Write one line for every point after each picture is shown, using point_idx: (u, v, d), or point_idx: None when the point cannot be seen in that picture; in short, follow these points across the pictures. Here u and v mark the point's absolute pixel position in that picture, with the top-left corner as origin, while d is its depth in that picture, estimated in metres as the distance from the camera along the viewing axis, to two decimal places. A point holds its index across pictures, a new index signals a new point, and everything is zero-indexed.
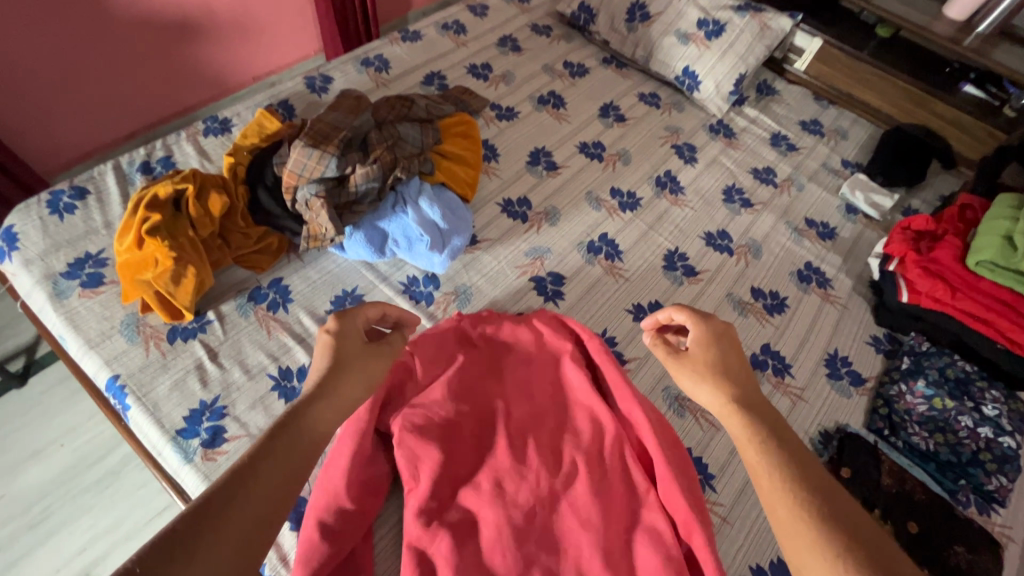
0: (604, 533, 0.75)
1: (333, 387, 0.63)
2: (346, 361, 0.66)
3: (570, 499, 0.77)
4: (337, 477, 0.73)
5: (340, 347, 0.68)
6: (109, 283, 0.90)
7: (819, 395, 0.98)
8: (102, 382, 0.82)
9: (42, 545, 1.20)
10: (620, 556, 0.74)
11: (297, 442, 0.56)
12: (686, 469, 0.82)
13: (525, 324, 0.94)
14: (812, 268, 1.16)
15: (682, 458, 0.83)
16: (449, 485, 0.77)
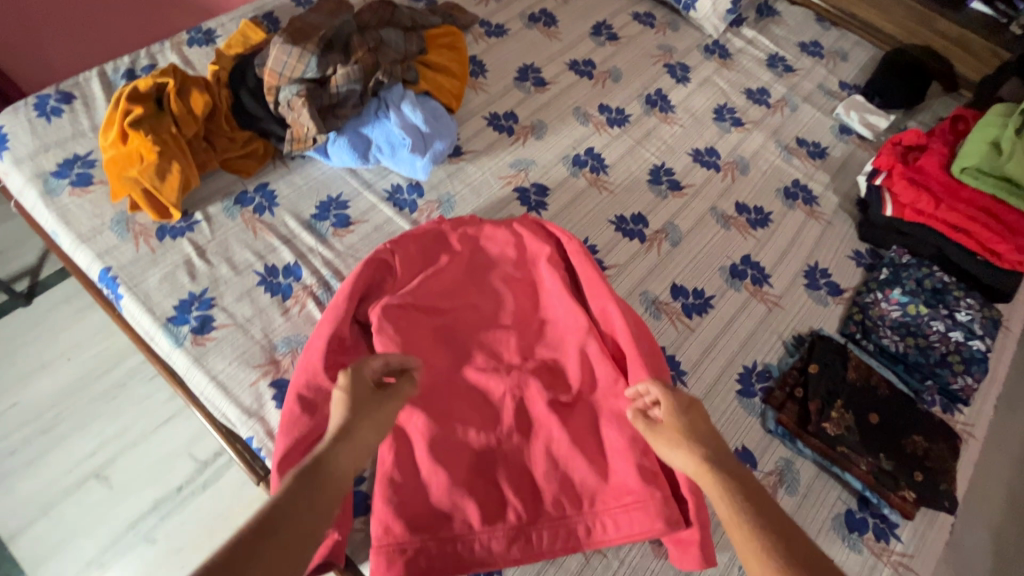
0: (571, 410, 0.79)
1: (348, 438, 0.58)
2: (361, 411, 0.60)
3: (542, 382, 0.81)
4: (317, 357, 0.76)
5: (352, 399, 0.61)
6: (98, 183, 0.92)
7: (796, 303, 1.00)
8: (94, 274, 0.85)
9: (55, 448, 1.28)
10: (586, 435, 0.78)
11: (314, 489, 0.52)
12: (657, 360, 0.84)
13: (504, 225, 0.94)
14: (799, 185, 1.16)
15: (656, 351, 0.85)
16: (426, 370, 0.80)
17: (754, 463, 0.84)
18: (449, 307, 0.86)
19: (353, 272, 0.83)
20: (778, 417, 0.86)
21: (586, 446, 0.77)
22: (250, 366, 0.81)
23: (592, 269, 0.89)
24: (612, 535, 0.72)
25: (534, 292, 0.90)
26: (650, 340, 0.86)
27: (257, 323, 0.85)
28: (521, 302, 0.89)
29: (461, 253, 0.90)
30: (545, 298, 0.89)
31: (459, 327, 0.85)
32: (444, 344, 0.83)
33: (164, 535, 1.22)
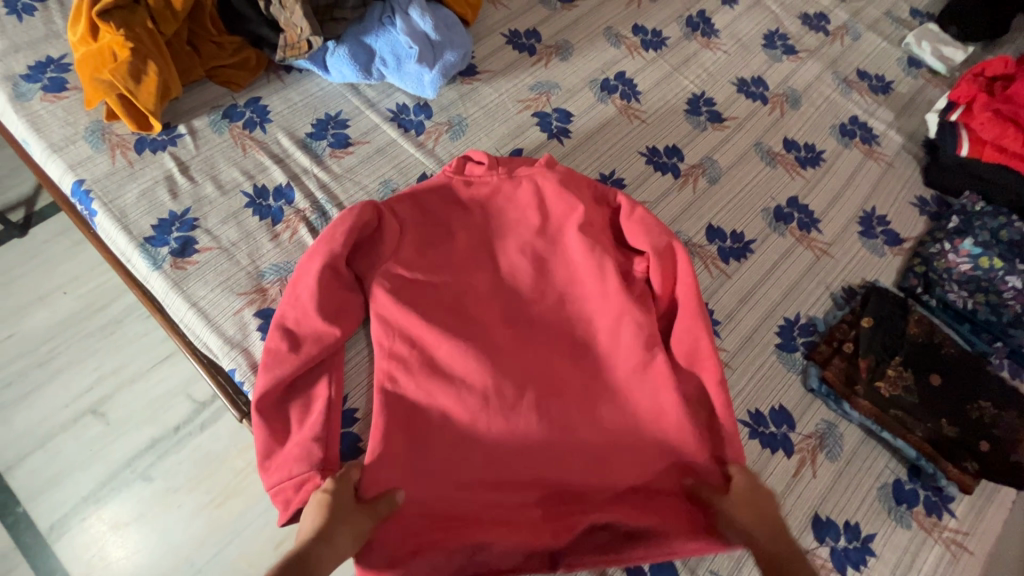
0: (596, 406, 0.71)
1: (326, 542, 0.53)
2: (345, 514, 0.57)
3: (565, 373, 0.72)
4: (305, 297, 0.68)
5: (334, 503, 0.57)
6: (73, 89, 0.83)
7: (849, 252, 0.88)
8: (67, 187, 0.77)
9: (51, 382, 1.24)
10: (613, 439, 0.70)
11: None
12: (694, 330, 0.72)
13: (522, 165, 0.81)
14: (857, 122, 1.02)
15: (698, 320, 0.72)
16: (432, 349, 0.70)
17: (791, 424, 0.75)
18: (453, 258, 0.76)
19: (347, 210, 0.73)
20: (822, 375, 0.76)
21: (613, 450, 0.69)
22: (234, 293, 0.73)
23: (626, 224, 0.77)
24: (644, 550, 0.65)
25: (558, 251, 0.79)
26: (694, 303, 0.73)
27: (244, 248, 0.76)
28: (538, 258, 0.78)
29: (475, 202, 0.79)
30: (569, 259, 0.78)
31: (467, 285, 0.75)
32: (449, 302, 0.74)
33: (161, 473, 1.19)
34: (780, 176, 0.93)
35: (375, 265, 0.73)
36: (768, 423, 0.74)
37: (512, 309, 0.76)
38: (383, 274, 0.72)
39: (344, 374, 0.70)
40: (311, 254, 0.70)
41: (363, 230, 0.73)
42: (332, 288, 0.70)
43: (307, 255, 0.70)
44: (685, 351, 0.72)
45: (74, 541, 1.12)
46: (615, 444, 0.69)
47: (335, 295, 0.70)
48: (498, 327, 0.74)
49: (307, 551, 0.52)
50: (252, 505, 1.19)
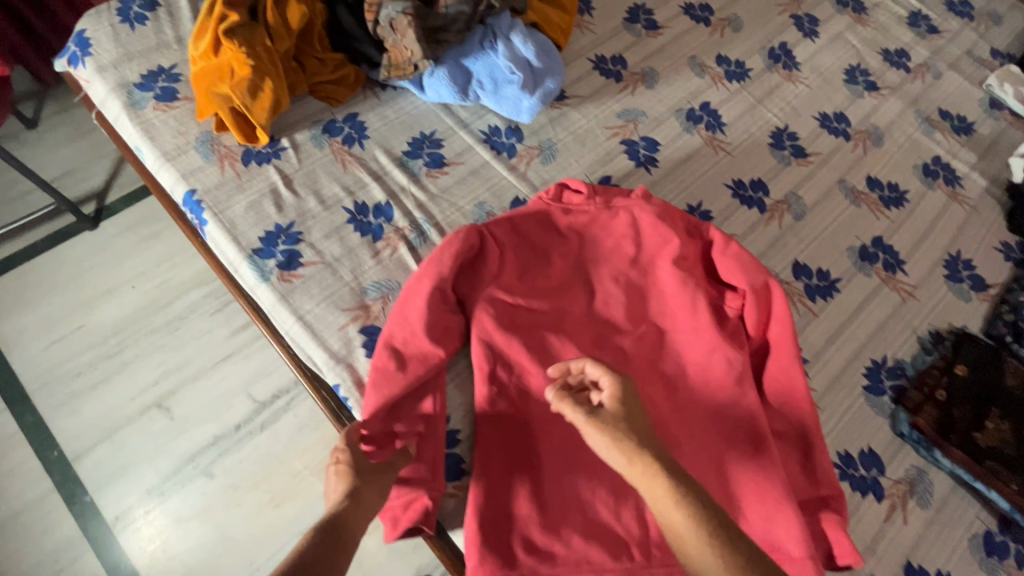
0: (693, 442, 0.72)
1: (356, 504, 0.57)
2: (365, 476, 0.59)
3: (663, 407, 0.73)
4: (416, 317, 0.70)
5: (354, 468, 0.60)
6: (183, 99, 0.85)
7: (935, 295, 0.88)
8: (178, 196, 0.80)
9: (118, 374, 1.27)
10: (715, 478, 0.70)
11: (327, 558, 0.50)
12: (792, 371, 0.73)
13: (617, 196, 0.82)
14: (940, 163, 1.02)
15: (795, 363, 0.73)
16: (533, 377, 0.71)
17: (880, 468, 0.75)
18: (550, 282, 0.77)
19: (453, 233, 0.74)
20: (913, 420, 0.76)
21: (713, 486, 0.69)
22: (339, 309, 0.75)
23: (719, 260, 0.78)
24: None
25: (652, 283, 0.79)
26: (791, 345, 0.73)
27: (346, 263, 0.78)
28: (631, 288, 0.78)
29: (572, 228, 0.80)
30: (665, 291, 0.78)
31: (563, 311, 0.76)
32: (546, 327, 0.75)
33: (221, 471, 1.21)
34: (864, 215, 0.94)
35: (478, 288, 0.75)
36: (857, 466, 0.74)
37: (606, 338, 0.76)
38: (489, 298, 0.73)
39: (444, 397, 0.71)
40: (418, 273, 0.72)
41: (468, 253, 0.74)
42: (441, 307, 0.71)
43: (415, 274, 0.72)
44: (778, 390, 0.73)
45: (137, 534, 1.14)
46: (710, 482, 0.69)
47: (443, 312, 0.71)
48: (592, 354, 0.74)
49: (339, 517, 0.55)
50: (309, 507, 1.21)
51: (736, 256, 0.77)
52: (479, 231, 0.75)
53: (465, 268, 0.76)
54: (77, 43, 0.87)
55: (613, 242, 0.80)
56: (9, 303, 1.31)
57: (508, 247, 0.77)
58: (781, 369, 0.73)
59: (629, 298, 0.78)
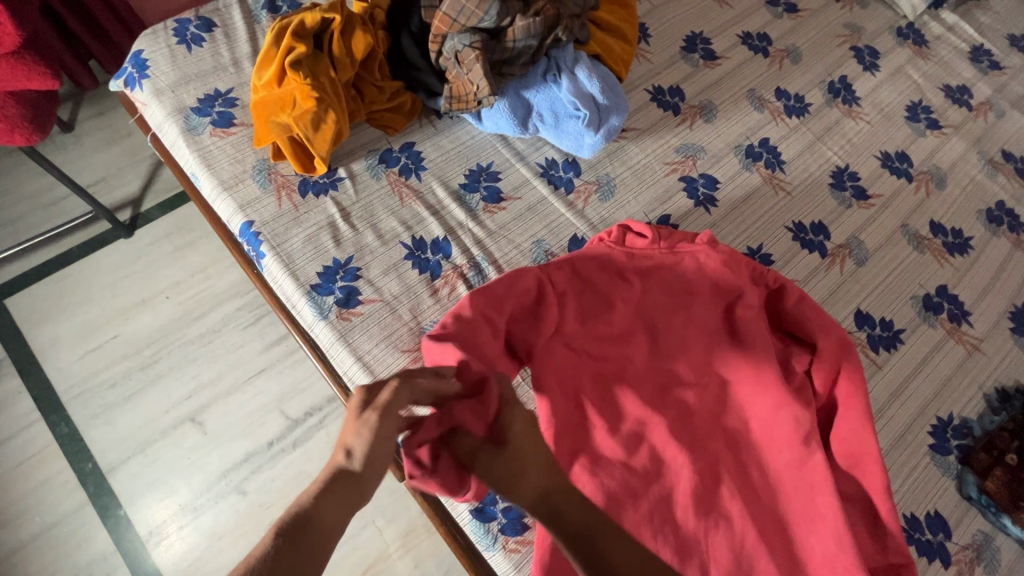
0: (757, 503, 0.70)
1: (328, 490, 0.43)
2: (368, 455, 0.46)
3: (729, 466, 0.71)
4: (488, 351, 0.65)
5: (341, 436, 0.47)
6: (240, 125, 0.84)
7: (1001, 350, 0.86)
8: (235, 227, 0.79)
9: (151, 386, 1.27)
10: (780, 541, 0.69)
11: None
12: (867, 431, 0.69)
13: (683, 240, 0.79)
14: (1004, 208, 0.99)
15: (867, 424, 0.70)
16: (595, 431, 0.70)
17: (948, 533, 0.73)
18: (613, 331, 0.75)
19: (512, 276, 0.71)
20: (982, 485, 0.74)
21: (779, 547, 0.68)
22: (398, 351, 0.73)
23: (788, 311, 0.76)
24: None
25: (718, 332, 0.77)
26: (864, 403, 0.71)
27: (405, 301, 0.77)
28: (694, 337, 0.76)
29: (635, 273, 0.78)
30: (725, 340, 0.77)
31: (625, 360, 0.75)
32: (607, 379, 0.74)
33: (254, 488, 1.21)
34: (928, 262, 0.91)
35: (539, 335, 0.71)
36: (924, 529, 0.73)
37: (669, 389, 0.75)
38: (549, 347, 0.72)
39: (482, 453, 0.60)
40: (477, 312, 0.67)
41: (526, 298, 0.71)
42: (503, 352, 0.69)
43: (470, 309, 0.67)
44: (847, 451, 0.71)
45: (169, 550, 1.14)
46: (777, 545, 0.68)
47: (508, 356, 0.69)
48: (654, 406, 0.73)
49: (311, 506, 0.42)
50: None
51: (804, 307, 0.75)
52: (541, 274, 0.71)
53: (523, 312, 0.72)
54: (134, 64, 0.86)
55: (677, 289, 0.78)
56: (45, 311, 1.31)
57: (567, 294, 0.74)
58: (850, 430, 0.71)
59: (689, 347, 0.76)
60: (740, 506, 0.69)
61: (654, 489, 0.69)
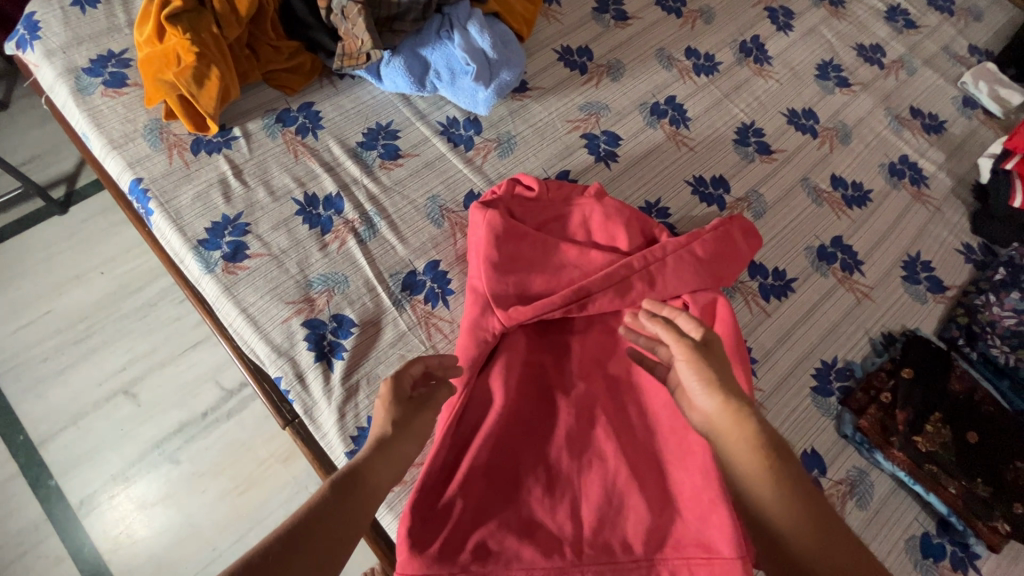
0: (631, 442, 0.72)
1: (382, 458, 0.55)
2: (401, 432, 0.57)
3: (608, 408, 0.73)
4: (475, 302, 0.74)
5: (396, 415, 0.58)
6: (133, 86, 0.84)
7: (890, 297, 0.88)
8: (124, 185, 0.79)
9: (84, 360, 1.27)
10: (653, 478, 0.70)
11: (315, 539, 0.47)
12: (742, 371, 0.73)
13: (572, 193, 0.82)
14: (907, 162, 1.01)
15: (738, 363, 0.72)
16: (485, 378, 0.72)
17: (822, 470, 0.75)
18: (645, 271, 0.76)
19: (470, 238, 0.78)
20: (857, 422, 0.76)
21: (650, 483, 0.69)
22: (283, 302, 0.74)
23: (745, 258, 0.81)
24: None
25: (692, 264, 0.77)
26: (737, 347, 0.73)
27: (293, 256, 0.78)
28: (661, 269, 0.76)
29: (537, 225, 0.79)
30: (685, 276, 0.76)
31: (583, 291, 0.74)
32: (567, 309, 0.74)
33: (187, 458, 1.22)
34: (824, 214, 0.93)
35: (526, 251, 0.76)
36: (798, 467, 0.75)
37: (551, 334, 0.78)
38: (474, 298, 0.74)
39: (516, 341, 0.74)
40: (473, 251, 0.77)
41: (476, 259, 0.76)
42: (492, 245, 0.74)
43: (479, 208, 0.77)
44: None
45: (102, 518, 1.15)
46: (648, 482, 0.69)
47: (496, 250, 0.75)
48: (541, 358, 0.76)
49: (365, 466, 0.54)
50: (275, 495, 1.22)
51: (681, 255, 0.77)
52: (480, 229, 0.76)
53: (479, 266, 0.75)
54: (25, 26, 0.85)
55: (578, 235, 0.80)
56: None
57: (502, 243, 0.75)
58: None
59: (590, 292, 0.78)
60: (614, 445, 0.70)
61: (532, 428, 0.71)
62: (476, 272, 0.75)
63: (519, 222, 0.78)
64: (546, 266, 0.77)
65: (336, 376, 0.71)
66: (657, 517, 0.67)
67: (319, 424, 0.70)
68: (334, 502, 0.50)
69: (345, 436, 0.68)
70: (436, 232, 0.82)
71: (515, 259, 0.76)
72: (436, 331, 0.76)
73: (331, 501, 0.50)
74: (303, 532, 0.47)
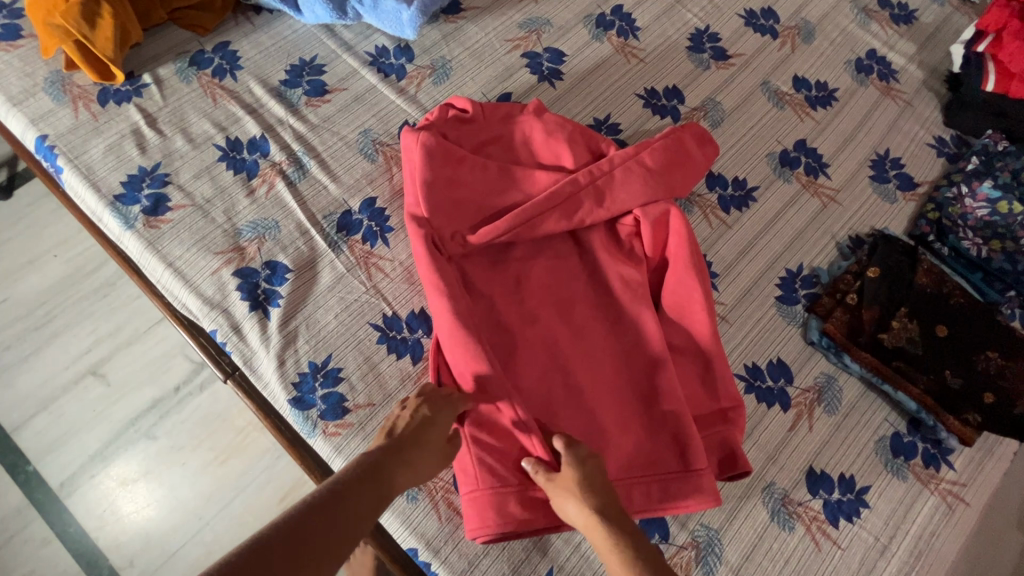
0: (592, 365, 0.68)
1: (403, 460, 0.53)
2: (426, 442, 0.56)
3: (566, 331, 0.69)
4: (414, 230, 0.69)
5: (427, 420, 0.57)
6: (28, 37, 0.78)
7: (858, 198, 0.83)
8: (30, 143, 0.74)
9: (48, 345, 1.24)
10: (615, 400, 0.67)
11: (330, 522, 0.45)
12: (700, 281, 0.70)
13: (510, 111, 0.77)
14: (875, 57, 0.94)
15: (692, 274, 0.69)
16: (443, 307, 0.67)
17: (789, 378, 0.72)
18: (594, 187, 0.72)
19: (404, 164, 0.73)
20: (823, 327, 0.73)
21: (612, 406, 0.66)
22: (211, 253, 0.70)
23: (701, 166, 0.77)
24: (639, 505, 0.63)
25: (642, 175, 0.73)
26: (693, 256, 0.70)
27: (218, 204, 0.73)
28: (609, 184, 0.72)
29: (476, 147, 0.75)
30: (636, 189, 0.72)
31: (530, 213, 0.70)
32: (513, 234, 0.69)
33: (165, 433, 1.21)
34: (786, 118, 0.87)
35: (465, 176, 0.72)
36: (765, 378, 0.72)
37: (500, 262, 0.72)
38: (415, 226, 0.69)
39: (468, 269, 0.70)
40: (408, 179, 0.72)
41: (413, 186, 0.71)
42: (426, 169, 0.69)
43: (410, 131, 0.72)
44: (676, 303, 0.70)
45: (84, 499, 1.15)
46: (611, 403, 0.66)
47: (431, 175, 0.70)
48: (492, 284, 0.70)
49: (384, 464, 0.52)
50: (256, 463, 1.22)
51: (630, 168, 0.73)
52: (413, 153, 0.71)
53: (416, 194, 0.70)
54: None
55: (520, 156, 0.75)
56: None
57: (438, 166, 0.70)
58: (679, 282, 0.70)
59: None
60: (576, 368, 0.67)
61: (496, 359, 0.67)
62: (413, 200, 0.71)
63: (455, 145, 0.73)
64: (490, 189, 0.72)
65: (273, 324, 0.68)
66: (618, 436, 0.65)
67: (260, 374, 0.66)
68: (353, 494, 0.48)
69: (286, 384, 0.65)
70: (370, 168, 0.78)
71: (455, 184, 0.71)
72: (377, 271, 0.72)
73: (354, 483, 0.49)
74: (321, 509, 0.45)
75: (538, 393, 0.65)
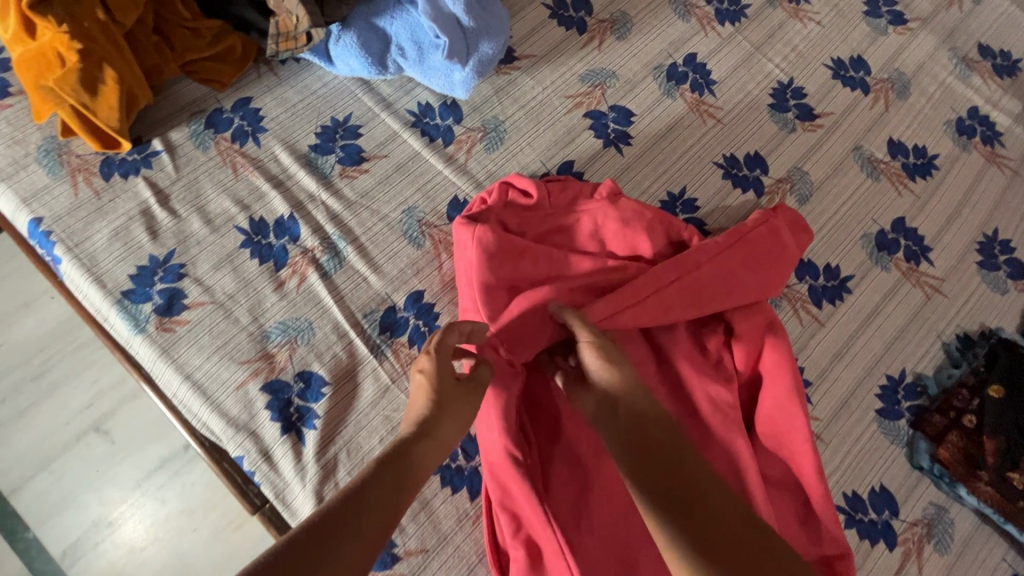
0: None
1: (423, 441, 0.50)
2: (446, 406, 0.52)
3: None
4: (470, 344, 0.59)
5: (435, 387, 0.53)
6: (18, 95, 0.67)
7: (965, 288, 0.74)
8: (23, 227, 0.63)
9: (47, 398, 1.11)
10: None
11: (360, 516, 0.44)
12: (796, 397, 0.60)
13: (577, 194, 0.67)
14: (979, 116, 0.84)
15: (794, 401, 0.59)
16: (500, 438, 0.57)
17: (894, 510, 0.63)
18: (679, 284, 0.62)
19: (458, 261, 0.64)
20: (935, 452, 0.64)
21: None
22: (235, 363, 0.61)
23: (795, 257, 0.67)
24: None
25: (732, 273, 0.63)
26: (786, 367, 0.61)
27: (242, 301, 0.63)
28: (697, 285, 0.62)
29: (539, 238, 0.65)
30: (724, 289, 0.62)
31: (606, 319, 0.59)
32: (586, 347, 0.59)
33: (175, 494, 1.09)
34: (882, 191, 0.77)
35: (528, 275, 0.62)
36: (868, 509, 0.63)
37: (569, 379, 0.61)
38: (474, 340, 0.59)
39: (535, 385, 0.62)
40: (464, 280, 0.62)
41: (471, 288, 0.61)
42: (487, 273, 0.60)
43: (465, 224, 0.62)
44: (773, 432, 0.61)
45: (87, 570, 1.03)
46: None
47: (492, 279, 0.60)
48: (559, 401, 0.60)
49: (404, 450, 0.49)
50: None
51: (718, 265, 0.63)
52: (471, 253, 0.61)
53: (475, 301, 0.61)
54: None
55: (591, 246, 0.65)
56: None
57: (501, 268, 0.61)
58: (778, 408, 0.60)
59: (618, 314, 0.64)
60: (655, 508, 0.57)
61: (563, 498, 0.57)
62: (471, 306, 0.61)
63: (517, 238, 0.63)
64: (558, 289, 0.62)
65: (308, 451, 0.59)
66: None
67: (295, 511, 0.57)
68: (376, 479, 0.46)
69: None
70: (416, 255, 0.67)
71: (517, 286, 0.62)
72: None
73: (375, 479, 0.47)
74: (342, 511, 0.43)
75: (616, 536, 0.57)
